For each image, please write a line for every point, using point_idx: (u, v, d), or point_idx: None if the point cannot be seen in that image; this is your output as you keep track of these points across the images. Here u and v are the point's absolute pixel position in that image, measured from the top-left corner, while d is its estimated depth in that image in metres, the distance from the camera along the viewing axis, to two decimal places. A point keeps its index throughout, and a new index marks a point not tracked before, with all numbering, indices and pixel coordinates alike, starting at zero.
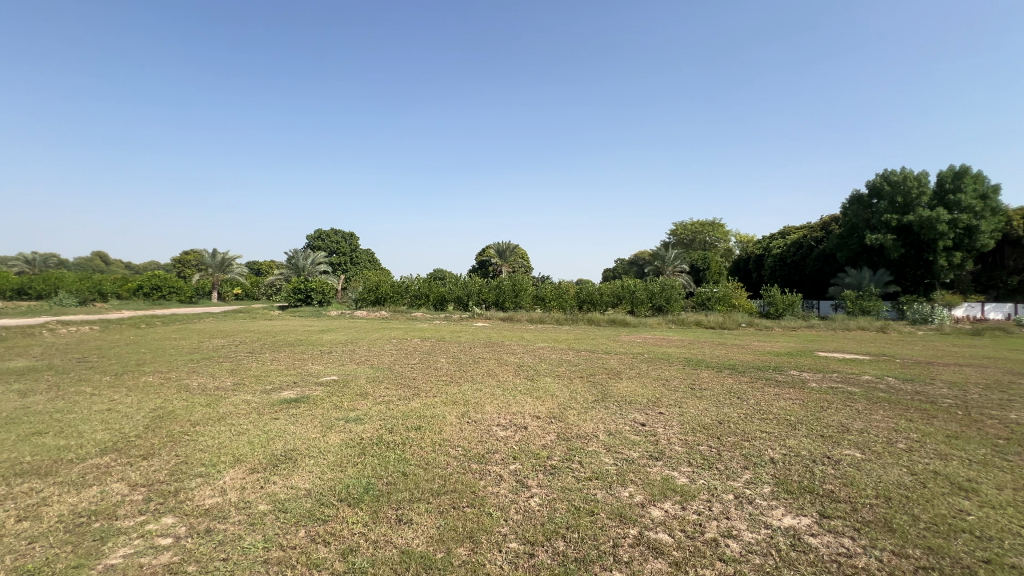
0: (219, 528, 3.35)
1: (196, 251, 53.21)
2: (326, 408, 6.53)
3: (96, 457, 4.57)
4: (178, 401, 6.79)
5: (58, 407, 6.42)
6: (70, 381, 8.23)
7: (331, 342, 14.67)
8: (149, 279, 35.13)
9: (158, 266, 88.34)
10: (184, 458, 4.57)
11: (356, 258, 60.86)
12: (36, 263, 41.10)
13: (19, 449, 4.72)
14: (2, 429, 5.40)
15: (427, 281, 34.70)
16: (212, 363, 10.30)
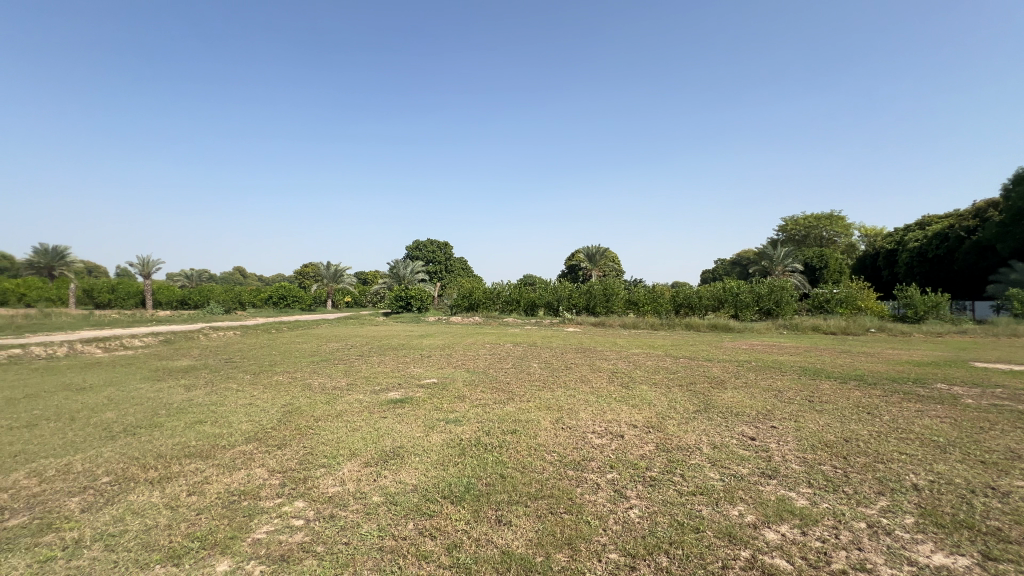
0: (341, 514, 3.70)
1: (314, 264, 59.50)
2: (428, 409, 6.92)
3: (242, 444, 5.30)
4: (303, 399, 7.64)
5: (213, 400, 7.57)
6: (221, 378, 9.67)
7: (430, 346, 15.55)
8: (277, 290, 40.09)
9: (284, 278, 100.63)
10: (309, 450, 5.13)
11: (451, 266, 63.79)
12: (193, 278, 48.78)
13: (187, 434, 5.66)
14: (174, 417, 6.49)
15: (518, 287, 35.34)
16: (329, 365, 11.45)
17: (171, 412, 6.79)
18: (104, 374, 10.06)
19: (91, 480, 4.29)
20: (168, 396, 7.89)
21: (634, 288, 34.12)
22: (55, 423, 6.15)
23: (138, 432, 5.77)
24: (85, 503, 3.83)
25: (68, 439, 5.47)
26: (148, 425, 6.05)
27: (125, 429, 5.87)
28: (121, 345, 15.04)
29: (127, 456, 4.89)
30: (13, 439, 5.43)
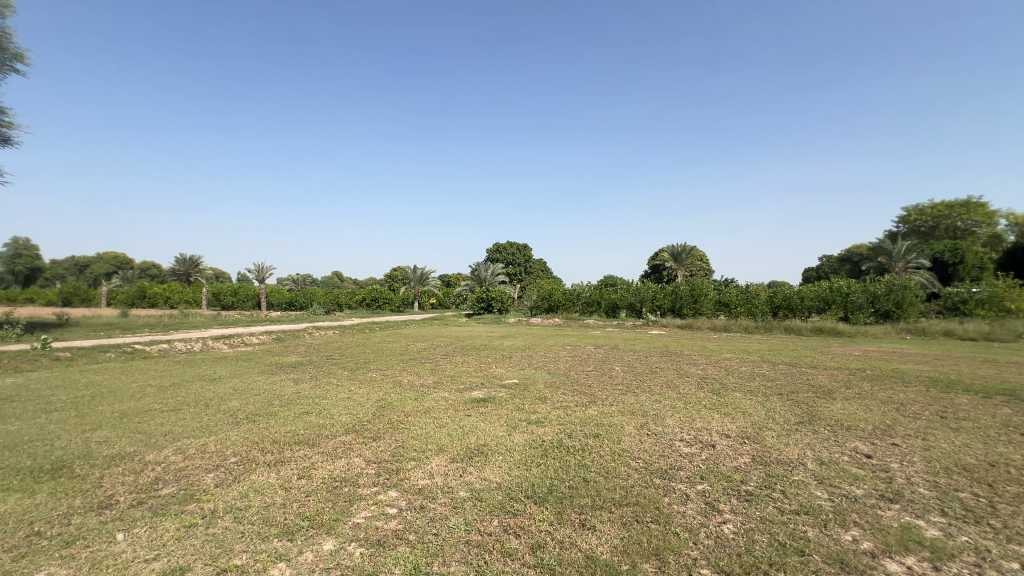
0: (430, 506, 3.89)
1: (402, 268, 63.18)
2: (510, 409, 7.05)
3: (342, 435, 5.78)
4: (394, 395, 8.15)
5: (317, 393, 8.33)
6: (323, 373, 10.61)
7: (511, 347, 15.80)
8: (370, 292, 43.10)
9: (376, 281, 107.97)
10: (401, 443, 5.45)
11: (530, 268, 64.37)
12: (299, 282, 54.07)
13: (297, 423, 6.29)
14: (286, 407, 7.24)
15: (599, 288, 34.73)
16: (417, 363, 12.08)
17: (284, 402, 7.59)
18: (230, 367, 11.50)
19: (222, 459, 4.92)
20: (281, 388, 8.82)
21: (724, 288, 32.03)
22: (194, 408, 7.14)
23: (258, 419, 6.53)
24: (218, 479, 4.41)
25: (204, 422, 6.34)
26: (266, 414, 6.81)
27: (247, 416, 6.66)
28: (243, 342, 17.07)
29: (249, 440, 5.55)
30: (164, 420, 6.41)
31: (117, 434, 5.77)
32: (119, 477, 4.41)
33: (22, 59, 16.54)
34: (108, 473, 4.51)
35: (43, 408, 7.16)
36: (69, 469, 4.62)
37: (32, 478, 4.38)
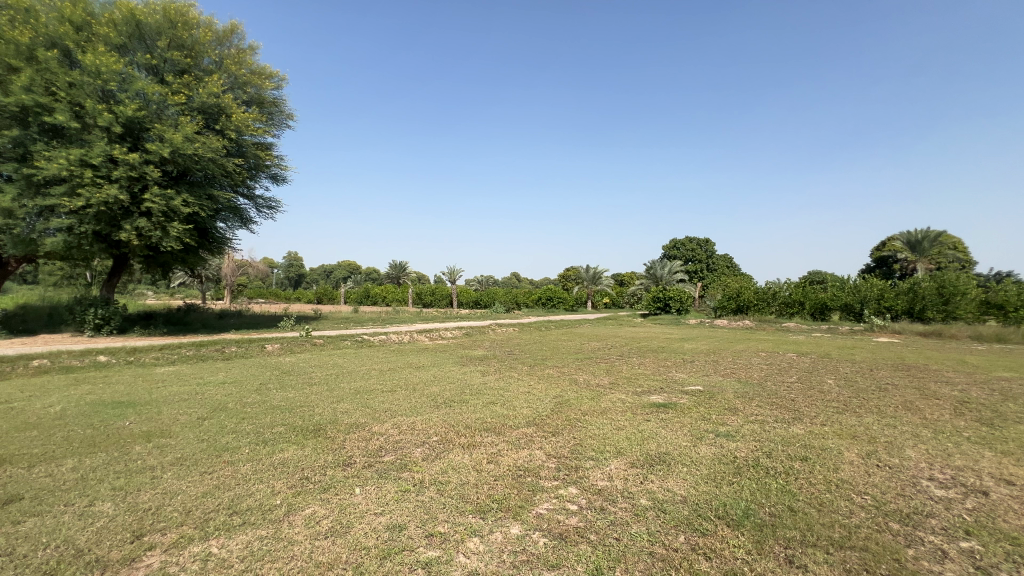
0: (611, 509, 3.84)
1: (575, 268, 64.48)
2: (694, 418, 6.54)
3: (524, 427, 6.14)
4: (572, 393, 8.33)
5: (501, 385, 9.05)
6: (506, 367, 11.46)
7: (693, 351, 14.68)
8: (546, 292, 44.96)
9: (550, 281, 112.33)
10: (579, 441, 5.54)
11: (713, 265, 58.96)
12: (483, 283, 59.65)
13: (485, 412, 6.92)
14: (475, 396, 8.04)
15: (801, 286, 29.87)
16: (593, 363, 12.14)
17: (473, 391, 8.44)
18: (431, 357, 13.33)
19: (427, 437, 5.71)
20: (471, 378, 9.84)
21: (995, 284, 24.27)
22: (406, 391, 8.45)
23: (454, 404, 7.39)
24: (425, 454, 5.12)
25: (413, 403, 7.47)
26: (460, 400, 7.68)
27: (445, 401, 7.60)
28: (440, 336, 19.58)
29: (447, 422, 6.32)
30: (385, 399, 7.75)
31: (354, 407, 7.20)
32: (356, 442, 5.48)
33: (293, 117, 21.82)
34: (348, 438, 5.65)
35: (307, 382, 9.37)
36: (324, 431, 5.94)
37: (302, 434, 5.77)
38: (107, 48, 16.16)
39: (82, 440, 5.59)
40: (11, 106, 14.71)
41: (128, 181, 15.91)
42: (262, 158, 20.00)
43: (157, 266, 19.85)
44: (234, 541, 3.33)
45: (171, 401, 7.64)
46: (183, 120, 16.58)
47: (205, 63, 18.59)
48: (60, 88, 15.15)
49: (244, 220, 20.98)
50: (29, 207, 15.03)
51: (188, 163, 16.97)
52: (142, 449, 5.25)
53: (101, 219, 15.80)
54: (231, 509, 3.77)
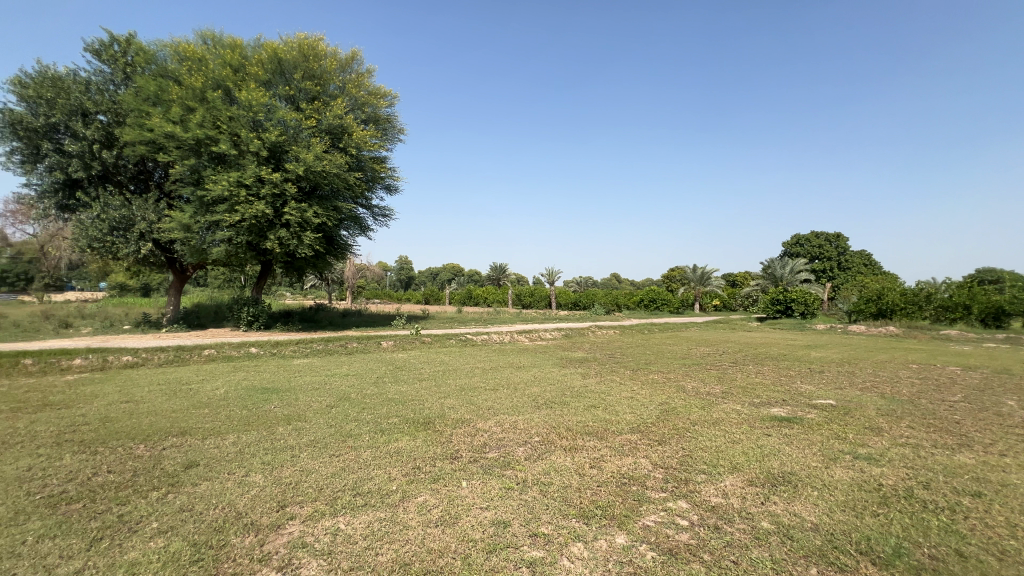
0: (727, 529, 3.56)
1: (680, 269, 61.03)
2: (825, 436, 5.80)
3: (628, 433, 5.93)
4: (679, 400, 7.87)
5: (602, 389, 8.86)
6: (607, 370, 11.19)
7: (821, 360, 13.05)
8: (648, 293, 42.92)
9: (652, 282, 107.68)
10: (688, 452, 5.21)
11: (846, 263, 51.93)
12: (583, 284, 59.00)
13: (587, 415, 6.81)
14: (576, 398, 7.97)
15: (966, 287, 25.09)
16: (701, 369, 11.37)
17: (574, 394, 8.37)
18: (531, 358, 13.53)
19: (529, 436, 5.78)
20: (571, 380, 9.78)
21: None
22: (508, 390, 8.67)
23: (555, 406, 7.39)
24: (527, 453, 5.19)
25: (515, 402, 7.62)
26: (560, 402, 7.66)
27: (546, 402, 7.64)
28: (540, 337, 19.79)
29: (549, 424, 6.34)
30: (488, 397, 8.02)
31: (459, 403, 7.56)
32: (462, 437, 5.74)
33: (404, 131, 23.59)
34: (455, 432, 5.94)
35: (417, 378, 10.04)
36: (433, 424, 6.31)
37: (413, 426, 6.19)
38: (256, 84, 18.91)
39: (240, 419, 6.59)
40: (190, 140, 17.85)
41: (272, 197, 18.43)
42: (377, 171, 21.92)
43: (294, 270, 22.72)
44: (357, 520, 3.66)
45: (306, 390, 8.69)
46: (314, 141, 18.79)
47: (331, 89, 20.87)
48: (223, 121, 18.05)
49: (363, 227, 23.15)
50: (201, 222, 18.12)
51: (318, 179, 19.18)
52: (284, 430, 6.03)
53: (252, 231, 18.51)
54: (355, 490, 4.16)
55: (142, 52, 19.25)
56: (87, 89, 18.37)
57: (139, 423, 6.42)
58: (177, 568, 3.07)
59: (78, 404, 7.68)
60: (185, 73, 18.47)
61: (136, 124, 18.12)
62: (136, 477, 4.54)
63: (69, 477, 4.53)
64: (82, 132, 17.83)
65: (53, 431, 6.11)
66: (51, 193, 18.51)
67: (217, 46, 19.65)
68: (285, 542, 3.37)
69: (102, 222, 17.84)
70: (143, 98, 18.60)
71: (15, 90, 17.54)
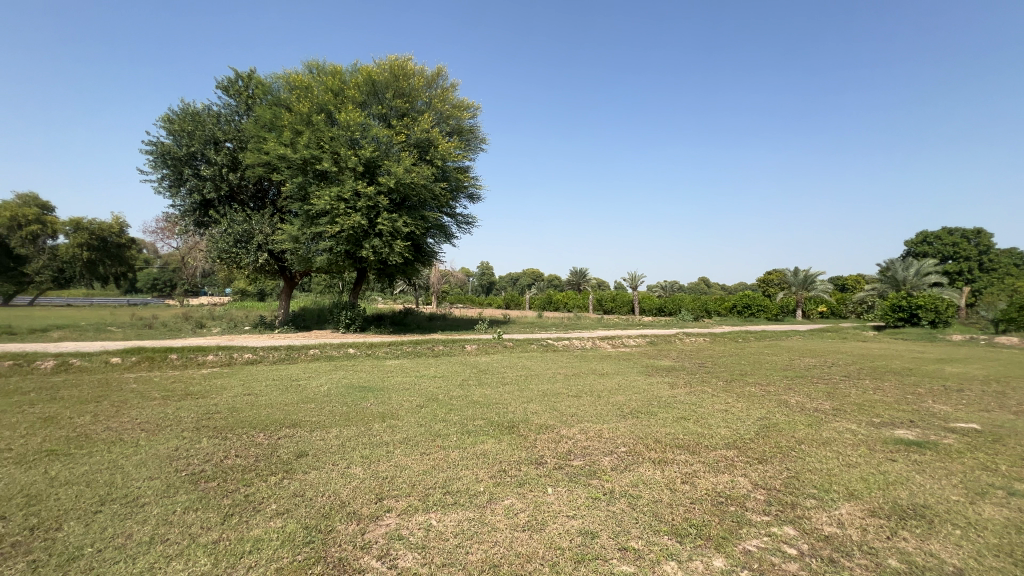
0: (844, 563, 3.19)
1: (779, 272, 56.17)
2: (968, 466, 4.98)
3: (723, 449, 5.56)
4: (781, 416, 7.23)
5: (692, 400, 8.38)
6: (698, 381, 10.57)
7: (959, 377, 11.26)
8: (741, 298, 40.12)
9: (746, 286, 100.15)
10: (795, 474, 4.76)
11: (989, 263, 44.49)
12: (667, 289, 56.48)
13: (677, 427, 6.49)
14: (664, 409, 7.62)
15: None
16: (807, 383, 10.32)
17: (662, 404, 8.01)
18: (614, 365, 13.20)
19: (615, 446, 5.63)
20: (658, 390, 9.38)
21: None
22: (591, 397, 8.53)
23: (641, 416, 7.14)
24: (614, 464, 5.06)
25: (599, 410, 7.47)
26: (647, 412, 7.39)
27: (632, 412, 7.39)
28: (623, 344, 19.24)
29: (636, 434, 6.13)
30: (571, 404, 7.93)
31: (543, 409, 7.57)
32: (546, 443, 5.74)
33: (486, 140, 24.32)
34: (539, 438, 5.96)
35: (501, 381, 10.23)
36: (517, 429, 6.39)
37: (498, 430, 6.31)
38: (353, 106, 20.58)
39: (341, 414, 7.17)
40: (298, 160, 19.85)
41: (367, 209, 19.88)
42: (461, 180, 22.78)
43: (386, 277, 24.26)
44: (448, 518, 3.80)
45: (398, 389, 9.22)
46: (404, 155, 20.01)
47: (419, 105, 22.10)
48: (325, 141, 19.85)
49: (448, 235, 24.13)
50: (307, 234, 20.01)
51: (407, 191, 20.33)
52: (380, 426, 6.46)
53: (350, 240, 20.10)
54: (445, 489, 4.33)
55: (260, 85, 21.82)
56: (218, 121, 21.20)
57: (258, 414, 7.23)
58: (293, 547, 3.39)
59: (211, 395, 8.84)
60: (294, 100, 20.59)
61: (256, 149, 20.55)
62: (258, 462, 5.11)
63: (207, 458, 5.23)
64: (214, 158, 20.60)
65: (193, 417, 7.09)
66: (191, 211, 21.55)
67: (320, 74, 21.70)
68: (383, 533, 3.59)
69: (229, 236, 20.40)
70: (261, 125, 21.05)
71: (165, 126, 20.74)
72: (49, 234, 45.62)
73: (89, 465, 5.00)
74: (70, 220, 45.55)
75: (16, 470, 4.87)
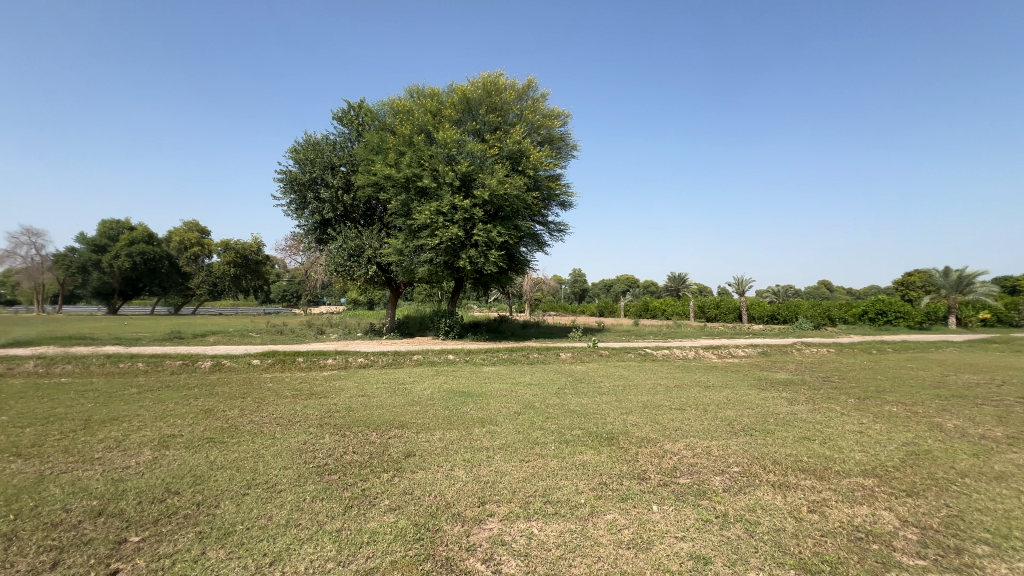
0: None
1: (922, 273, 48.37)
2: None
3: (860, 477, 4.87)
4: (935, 442, 6.15)
5: (818, 418, 7.48)
6: (823, 397, 9.42)
7: None
8: (873, 304, 35.28)
9: (879, 289, 87.52)
10: (958, 513, 4.01)
11: None
12: (780, 294, 51.38)
13: (799, 448, 5.83)
14: (782, 427, 6.90)
15: None
16: (967, 404, 8.69)
17: (780, 422, 7.26)
18: (721, 377, 12.24)
19: (727, 466, 5.21)
20: (774, 406, 8.50)
21: None
22: (696, 411, 7.99)
23: (756, 434, 6.52)
24: (726, 484, 4.68)
25: (706, 425, 6.97)
26: (762, 430, 6.74)
27: (745, 429, 6.78)
28: (730, 355, 17.83)
29: (751, 453, 5.62)
30: (675, 417, 7.51)
31: (643, 421, 7.26)
32: (649, 457, 5.49)
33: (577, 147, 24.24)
34: (641, 452, 5.71)
35: (597, 391, 9.99)
36: (617, 441, 6.20)
37: (598, 440, 6.17)
38: (449, 124, 21.76)
39: (444, 418, 7.51)
40: (401, 179, 21.38)
41: (464, 221, 20.79)
42: (553, 188, 22.96)
43: (482, 285, 25.12)
44: (549, 527, 3.79)
45: (496, 396, 9.44)
46: (497, 167, 20.67)
47: (510, 118, 22.73)
48: (425, 159, 21.18)
49: (540, 243, 24.37)
50: (410, 247, 21.44)
51: (500, 202, 20.92)
52: (480, 431, 6.65)
53: (449, 251, 21.14)
54: (546, 498, 4.32)
55: (369, 113, 24.00)
56: (335, 148, 23.69)
57: (371, 414, 7.84)
58: (406, 543, 3.60)
59: (331, 395, 9.79)
60: (398, 124, 22.29)
61: (365, 171, 22.57)
62: (372, 459, 5.53)
63: (329, 453, 5.79)
64: (332, 181, 23.02)
65: (317, 415, 7.90)
66: (313, 230, 24.23)
67: (420, 97, 23.30)
68: (487, 537, 3.68)
69: (345, 251, 22.58)
70: (370, 149, 23.10)
71: (293, 156, 23.66)
72: (206, 254, 54.31)
73: (238, 452, 5.81)
74: (221, 241, 53.74)
75: (185, 453, 5.81)
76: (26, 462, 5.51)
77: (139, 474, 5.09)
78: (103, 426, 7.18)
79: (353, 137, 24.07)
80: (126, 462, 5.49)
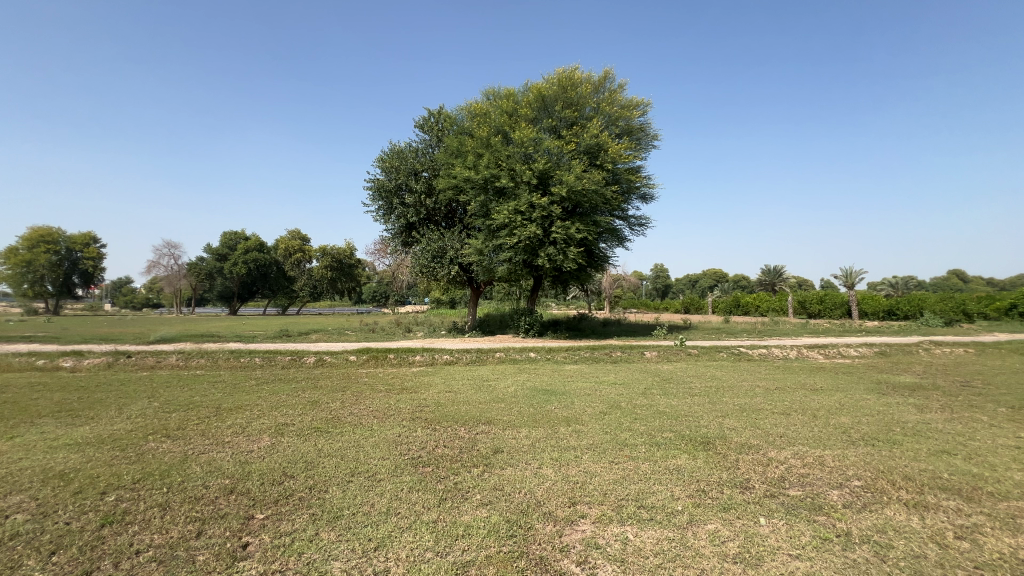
0: None
1: None
2: None
3: (1021, 501, 4.13)
4: None
5: (959, 430, 6.47)
6: (963, 405, 8.12)
7: None
8: None
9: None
10: None
11: None
12: (898, 286, 45.37)
13: (935, 463, 5.09)
14: (912, 439, 6.05)
15: None
16: None
17: (909, 432, 6.38)
18: (830, 379, 11.08)
19: (846, 479, 4.68)
20: (900, 413, 7.50)
21: None
22: (803, 417, 7.28)
23: (878, 444, 5.81)
24: (845, 500, 4.21)
25: (817, 433, 6.32)
26: (886, 440, 5.97)
27: (865, 439, 6.06)
28: (839, 355, 16.08)
29: (874, 466, 5.00)
30: (779, 422, 6.91)
31: (741, 426, 6.76)
32: (751, 465, 5.09)
33: (658, 137, 23.29)
34: (742, 458, 5.32)
35: (687, 392, 9.47)
36: (714, 445, 5.82)
37: (692, 444, 5.85)
38: (525, 122, 21.89)
39: (529, 415, 7.56)
40: (479, 180, 21.82)
41: (542, 219, 20.79)
42: (632, 181, 22.28)
43: (561, 283, 24.95)
44: (645, 534, 3.64)
45: (580, 395, 9.31)
46: (575, 162, 20.40)
47: (587, 111, 22.38)
48: (503, 160, 21.46)
49: (621, 238, 23.73)
50: (490, 246, 21.86)
51: (579, 198, 20.66)
52: (565, 430, 6.60)
53: (527, 250, 21.29)
54: (639, 502, 4.16)
55: (447, 118, 24.90)
56: (416, 155, 24.87)
57: (459, 410, 8.11)
58: (499, 538, 3.66)
59: (420, 390, 10.30)
60: (475, 127, 22.79)
61: (446, 174, 23.36)
62: (462, 454, 5.71)
63: (422, 445, 6.09)
64: (415, 187, 24.23)
65: (409, 408, 8.36)
66: (399, 233, 25.60)
67: (496, 99, 23.75)
68: (580, 539, 3.62)
69: (428, 252, 23.58)
70: (449, 153, 23.84)
71: (380, 165, 25.19)
72: (307, 259, 59.43)
73: (342, 442, 6.29)
74: (319, 247, 58.88)
75: (297, 441, 6.40)
76: (173, 442, 6.41)
77: (261, 458, 5.70)
78: (230, 413, 8.16)
79: (432, 143, 25.05)
80: (250, 446, 6.17)
